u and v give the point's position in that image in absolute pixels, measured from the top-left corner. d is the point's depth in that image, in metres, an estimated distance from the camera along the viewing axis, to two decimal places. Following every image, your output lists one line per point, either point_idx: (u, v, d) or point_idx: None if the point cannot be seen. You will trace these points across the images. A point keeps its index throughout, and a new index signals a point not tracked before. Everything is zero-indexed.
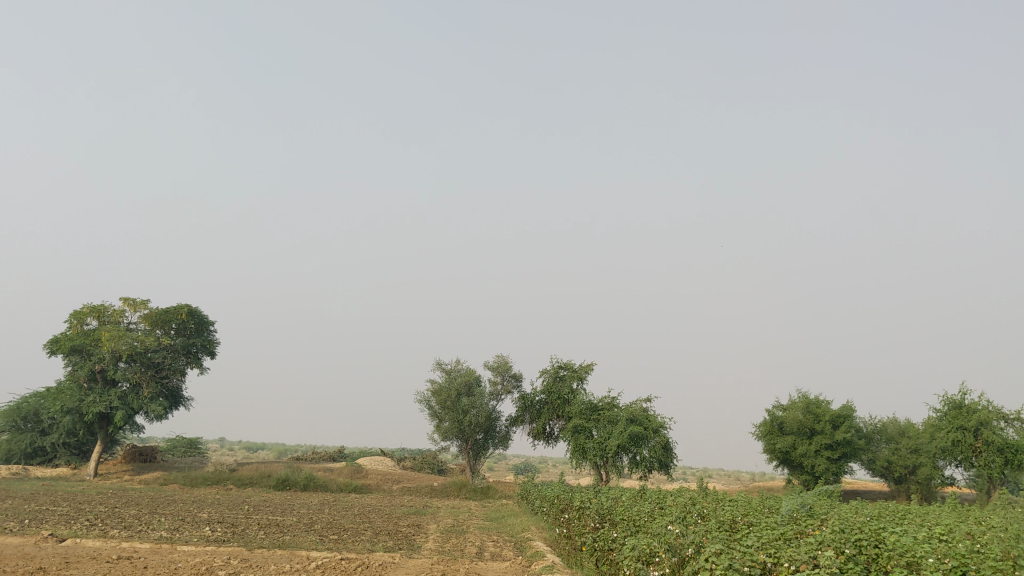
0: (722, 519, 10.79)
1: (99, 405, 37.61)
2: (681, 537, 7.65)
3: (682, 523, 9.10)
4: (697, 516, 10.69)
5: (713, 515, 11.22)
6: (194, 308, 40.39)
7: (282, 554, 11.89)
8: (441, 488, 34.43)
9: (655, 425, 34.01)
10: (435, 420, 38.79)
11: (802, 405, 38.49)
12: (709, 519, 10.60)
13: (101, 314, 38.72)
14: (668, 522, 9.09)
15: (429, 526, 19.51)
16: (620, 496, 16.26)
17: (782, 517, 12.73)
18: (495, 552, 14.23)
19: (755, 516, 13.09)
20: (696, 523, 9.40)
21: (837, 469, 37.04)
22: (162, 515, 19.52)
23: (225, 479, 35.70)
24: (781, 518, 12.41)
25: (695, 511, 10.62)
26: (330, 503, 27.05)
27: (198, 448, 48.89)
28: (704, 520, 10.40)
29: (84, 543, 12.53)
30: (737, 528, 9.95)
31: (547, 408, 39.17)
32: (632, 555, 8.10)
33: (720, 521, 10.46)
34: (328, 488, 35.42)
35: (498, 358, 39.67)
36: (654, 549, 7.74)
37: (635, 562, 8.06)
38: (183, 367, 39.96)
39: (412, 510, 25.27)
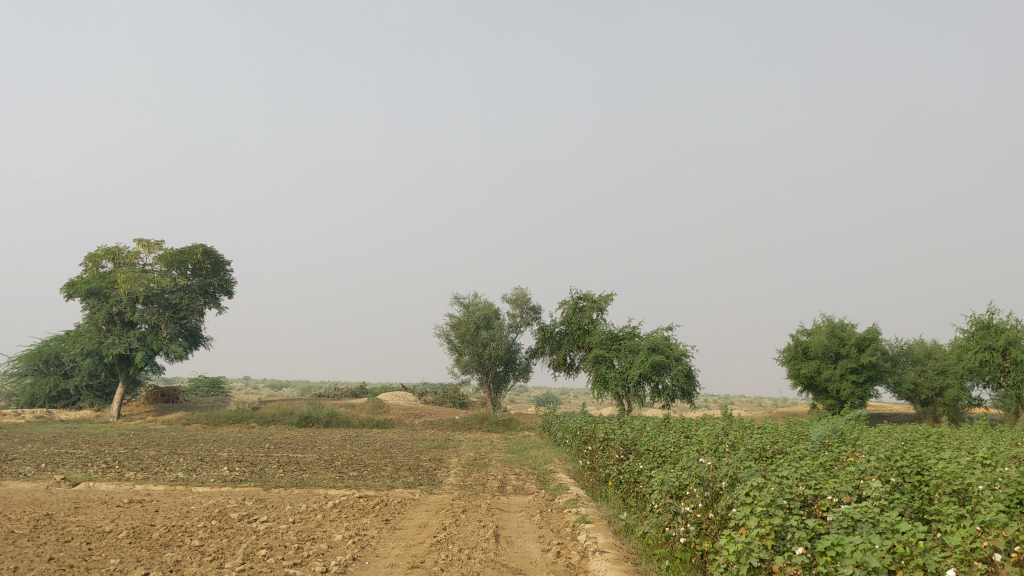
0: (755, 449, 10.33)
1: (119, 347, 37.59)
2: (714, 469, 7.10)
3: (715, 455, 8.60)
4: (726, 445, 10.25)
5: (742, 445, 10.75)
6: (209, 248, 40.06)
7: (299, 494, 11.53)
8: (463, 422, 34.33)
9: (677, 353, 33.60)
10: (455, 354, 38.58)
11: (827, 328, 37.98)
12: (742, 449, 10.10)
13: (117, 256, 38.46)
14: (698, 455, 8.61)
15: (451, 460, 19.25)
16: (644, 427, 15.88)
17: (814, 445, 12.30)
18: (518, 485, 13.86)
19: (787, 444, 12.60)
20: (726, 453, 8.95)
21: (862, 393, 36.63)
22: (181, 455, 19.38)
23: (247, 418, 35.70)
24: (812, 445, 11.98)
25: (724, 441, 10.20)
26: (351, 440, 26.98)
27: (220, 387, 49.10)
28: (736, 451, 9.92)
29: (98, 486, 12.25)
30: (769, 458, 9.51)
31: (567, 339, 38.82)
32: (662, 489, 7.60)
33: (753, 451, 9.97)
34: (350, 424, 35.42)
35: (517, 290, 39.25)
36: (685, 483, 7.21)
37: (664, 495, 7.52)
38: (201, 307, 39.81)
39: (433, 444, 25.13)
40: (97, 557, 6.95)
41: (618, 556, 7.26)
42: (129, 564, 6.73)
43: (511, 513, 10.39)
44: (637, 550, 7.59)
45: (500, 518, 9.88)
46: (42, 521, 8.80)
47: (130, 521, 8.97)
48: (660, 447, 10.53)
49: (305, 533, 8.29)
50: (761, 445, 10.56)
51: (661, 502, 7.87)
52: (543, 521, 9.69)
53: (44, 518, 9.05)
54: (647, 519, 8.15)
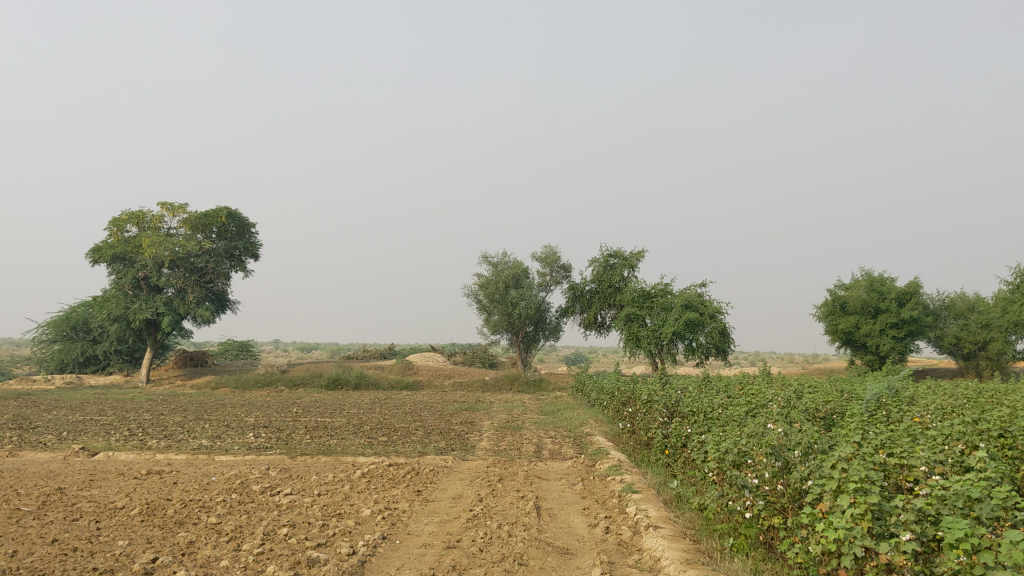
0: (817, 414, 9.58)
1: (145, 312, 37.31)
2: (785, 436, 6.30)
3: (780, 419, 7.83)
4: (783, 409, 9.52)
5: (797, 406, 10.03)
6: (234, 211, 39.53)
7: (325, 462, 10.96)
8: (493, 382, 33.81)
9: (711, 309, 32.78)
10: (484, 314, 38.00)
11: (865, 282, 36.96)
12: (800, 413, 9.34)
13: (141, 220, 38.04)
14: (759, 419, 7.84)
15: (483, 423, 18.69)
16: (686, 387, 15.20)
17: (872, 404, 11.57)
18: (555, 449, 13.23)
19: (841, 403, 11.89)
20: (787, 416, 8.20)
21: (902, 348, 35.76)
22: (207, 421, 18.93)
23: (276, 381, 35.41)
24: (870, 405, 11.26)
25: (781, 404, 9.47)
26: (380, 402, 26.48)
27: (249, 350, 48.92)
28: (795, 415, 9.18)
29: (117, 455, 11.74)
30: (831, 421, 8.76)
31: (598, 298, 38.06)
32: (721, 457, 6.83)
33: (814, 416, 9.20)
34: (380, 386, 35.02)
35: (546, 248, 38.47)
36: (750, 451, 6.42)
37: (725, 465, 6.73)
38: (227, 271, 39.42)
39: (464, 405, 24.57)
40: (104, 539, 6.34)
41: (674, 533, 6.56)
42: (138, 546, 6.13)
43: (550, 482, 9.72)
44: (694, 525, 6.89)
45: (539, 488, 9.22)
46: (52, 497, 8.23)
47: (145, 495, 8.41)
48: (712, 410, 9.83)
49: (331, 508, 7.67)
50: (817, 406, 9.82)
51: (720, 472, 7.13)
52: (585, 491, 9.03)
53: (54, 493, 8.48)
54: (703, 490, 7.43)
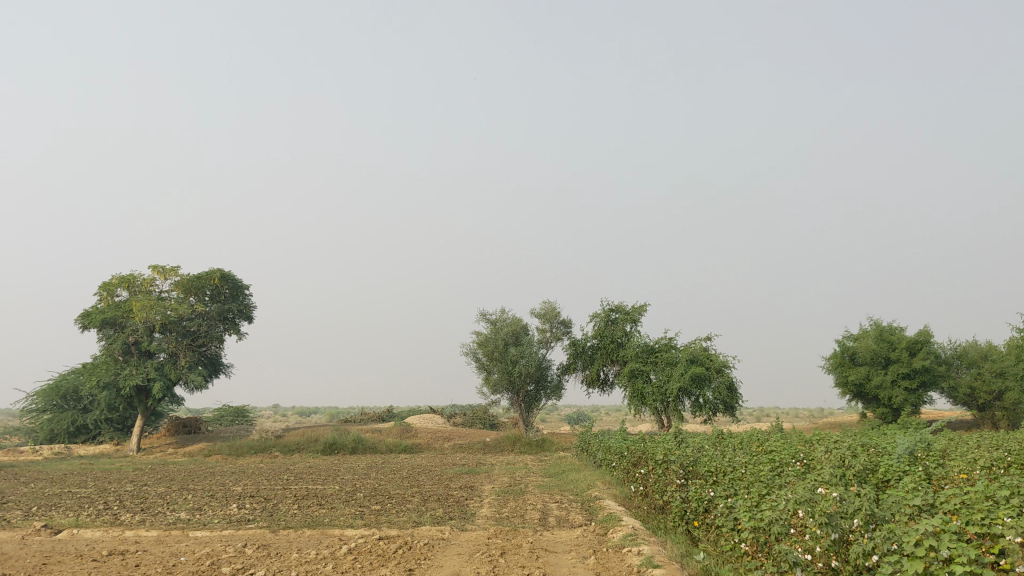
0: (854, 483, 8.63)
1: (136, 378, 36.28)
2: (838, 500, 5.38)
3: (823, 485, 6.89)
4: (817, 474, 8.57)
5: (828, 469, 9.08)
6: (227, 272, 38.76)
7: (310, 536, 9.94)
8: (494, 444, 32.68)
9: (717, 364, 31.85)
10: (484, 373, 36.99)
11: (874, 332, 36.08)
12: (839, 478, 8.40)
13: (132, 284, 37.24)
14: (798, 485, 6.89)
15: (484, 487, 17.62)
16: (700, 445, 14.18)
17: (907, 458, 10.61)
18: (562, 516, 12.17)
19: (872, 458, 10.92)
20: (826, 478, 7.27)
21: (916, 400, 34.75)
22: (192, 491, 17.81)
23: (270, 447, 34.24)
24: (905, 459, 10.31)
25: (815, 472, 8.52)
26: (376, 467, 25.31)
27: (245, 416, 47.71)
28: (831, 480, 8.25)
29: (80, 533, 10.68)
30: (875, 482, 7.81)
31: (601, 354, 37.07)
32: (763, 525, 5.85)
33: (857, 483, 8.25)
34: (377, 450, 33.84)
35: (545, 304, 37.64)
36: (797, 518, 5.46)
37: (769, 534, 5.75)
38: (221, 334, 38.52)
39: (464, 469, 23.41)
40: None
41: None
42: None
43: (560, 555, 8.71)
44: None
45: (546, 563, 8.22)
46: None
47: None
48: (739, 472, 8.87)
49: None
50: (852, 464, 8.88)
51: (758, 543, 6.19)
52: (599, 566, 8.01)
53: None
54: (739, 568, 6.45)
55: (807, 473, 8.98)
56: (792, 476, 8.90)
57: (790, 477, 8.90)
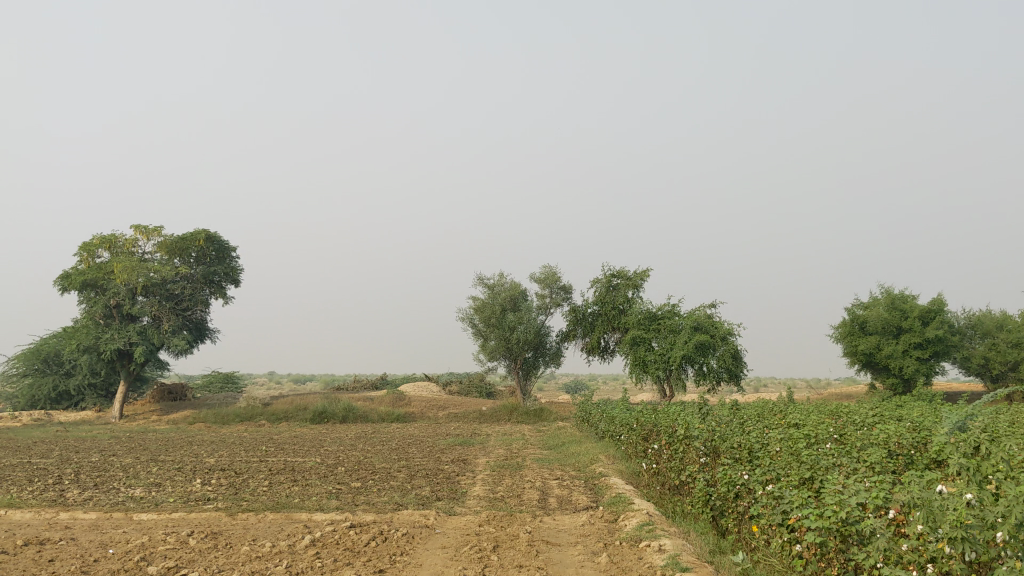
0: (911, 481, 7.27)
1: (117, 342, 34.80)
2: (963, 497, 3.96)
3: (906, 482, 5.47)
4: (870, 463, 7.12)
5: (878, 457, 7.64)
6: (213, 234, 37.25)
7: (271, 522, 8.53)
8: (489, 412, 31.36)
9: (723, 331, 30.45)
10: (480, 340, 35.54)
11: (885, 300, 34.67)
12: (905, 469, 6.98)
13: (113, 244, 35.68)
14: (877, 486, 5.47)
15: (479, 461, 16.26)
16: (717, 415, 12.81)
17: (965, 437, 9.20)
18: (563, 497, 10.73)
19: (918, 438, 9.55)
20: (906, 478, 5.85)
21: (928, 370, 33.39)
22: (161, 463, 16.37)
23: (257, 415, 32.90)
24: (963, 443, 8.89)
25: (869, 464, 7.10)
26: (364, 437, 23.95)
27: (235, 382, 46.33)
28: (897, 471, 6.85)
29: (7, 515, 9.24)
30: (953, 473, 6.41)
31: (602, 321, 35.65)
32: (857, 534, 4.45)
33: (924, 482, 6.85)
34: (369, 419, 32.50)
35: (545, 269, 36.18)
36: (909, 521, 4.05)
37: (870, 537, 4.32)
38: (206, 298, 37.09)
39: (457, 439, 22.05)
40: None
41: None
42: None
43: (563, 550, 7.25)
44: None
45: (549, 561, 6.76)
46: None
47: None
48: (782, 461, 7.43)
49: None
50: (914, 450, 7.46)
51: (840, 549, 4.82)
52: (612, 566, 6.57)
53: None
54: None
55: (856, 460, 7.59)
56: (842, 462, 7.49)
57: (839, 462, 7.49)
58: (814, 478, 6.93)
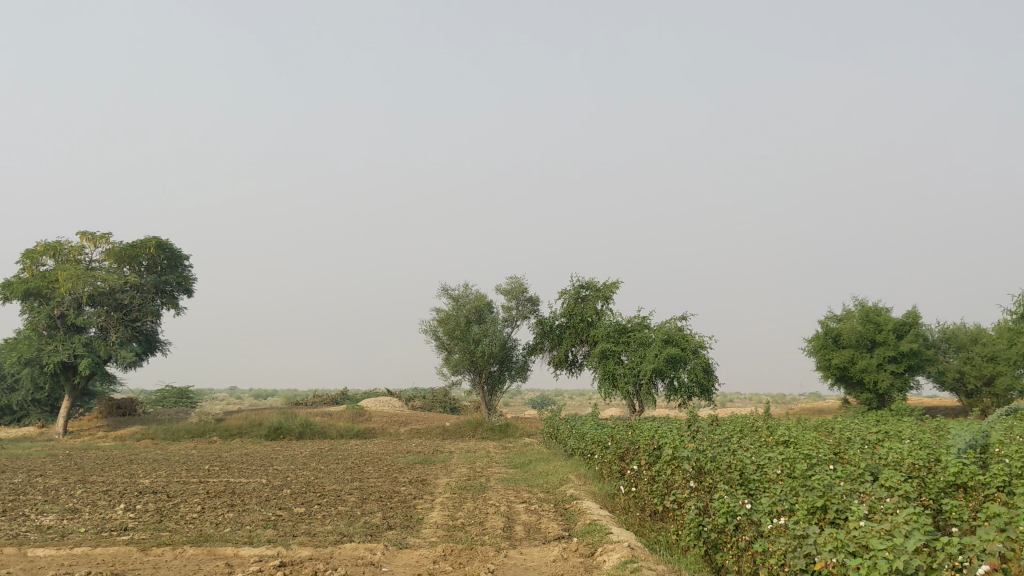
0: (938, 518, 6.22)
1: (61, 354, 33.03)
2: None
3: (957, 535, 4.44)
4: (894, 497, 6.08)
5: (894, 486, 6.61)
6: (164, 242, 35.77)
7: (189, 559, 7.25)
8: (453, 428, 30.08)
9: (694, 344, 29.52)
10: (444, 353, 34.26)
11: (859, 313, 33.93)
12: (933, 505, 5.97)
13: (58, 252, 34.00)
14: (926, 534, 4.42)
15: (440, 481, 15.07)
16: (697, 427, 11.69)
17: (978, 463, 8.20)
18: (532, 524, 9.55)
19: (925, 460, 8.58)
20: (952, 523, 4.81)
21: (902, 384, 32.66)
22: (89, 484, 14.92)
23: (209, 432, 31.30)
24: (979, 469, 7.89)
25: (891, 494, 6.07)
26: (319, 455, 22.59)
27: (189, 397, 44.53)
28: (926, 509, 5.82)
29: None
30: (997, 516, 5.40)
31: (569, 333, 34.55)
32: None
33: (958, 521, 5.78)
34: (327, 435, 31.10)
35: (511, 280, 35.04)
36: None
37: None
38: (157, 308, 35.56)
39: (418, 458, 20.82)
40: None
41: None
42: None
43: None
44: None
45: None
46: None
47: None
48: (786, 490, 6.36)
49: None
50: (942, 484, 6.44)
51: None
52: None
53: None
54: None
55: (876, 487, 6.52)
56: (859, 489, 6.43)
57: (857, 491, 6.42)
58: (832, 512, 5.83)
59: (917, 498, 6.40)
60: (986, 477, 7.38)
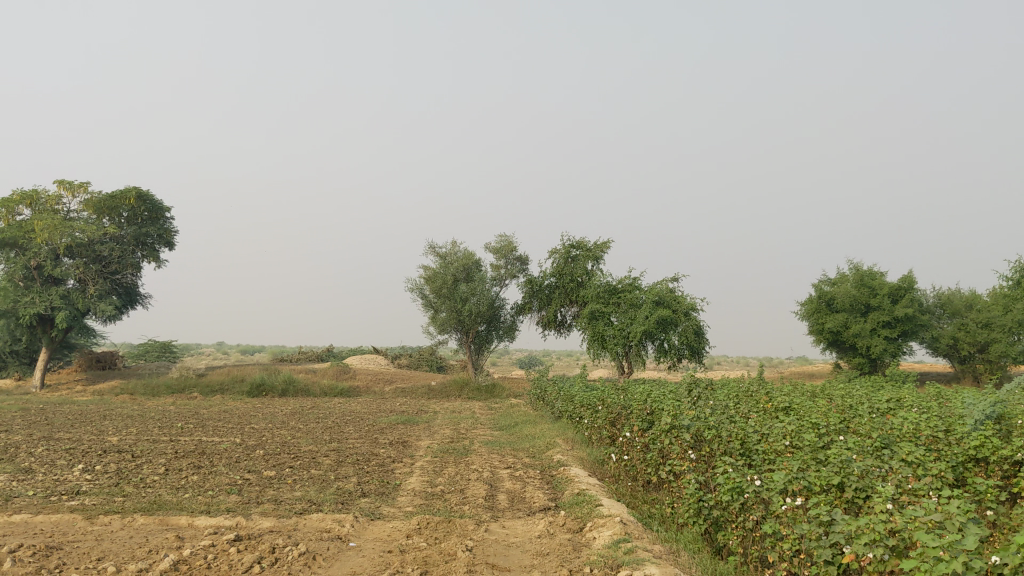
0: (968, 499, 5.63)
1: (38, 306, 32.18)
2: None
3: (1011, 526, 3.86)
4: (919, 478, 5.46)
5: (914, 462, 6.01)
6: (145, 193, 34.85)
7: (139, 531, 6.57)
8: (439, 388, 29.49)
9: (686, 306, 28.90)
10: (431, 311, 33.56)
11: (854, 277, 33.35)
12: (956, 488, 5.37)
13: (35, 201, 33.04)
14: (973, 531, 3.83)
15: (423, 443, 14.47)
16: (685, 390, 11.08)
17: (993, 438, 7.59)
18: (516, 493, 8.88)
19: (937, 430, 7.98)
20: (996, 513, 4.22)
21: (895, 350, 32.14)
22: (55, 441, 14.23)
23: (190, 387, 30.61)
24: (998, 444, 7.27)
25: (915, 473, 5.44)
26: (300, 413, 21.94)
27: (172, 352, 43.81)
28: (956, 492, 5.20)
29: None
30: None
31: (559, 293, 33.88)
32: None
33: (993, 504, 5.17)
34: (310, 393, 30.51)
35: (500, 238, 34.31)
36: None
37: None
38: (137, 261, 34.73)
39: (401, 417, 20.23)
40: None
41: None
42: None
43: None
44: None
45: None
46: None
47: None
48: (799, 467, 5.73)
49: None
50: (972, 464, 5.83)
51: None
52: None
53: None
54: None
55: (899, 464, 5.91)
56: (878, 464, 5.83)
57: (878, 466, 5.82)
58: (851, 491, 5.22)
59: (942, 475, 5.80)
60: (1011, 452, 6.78)
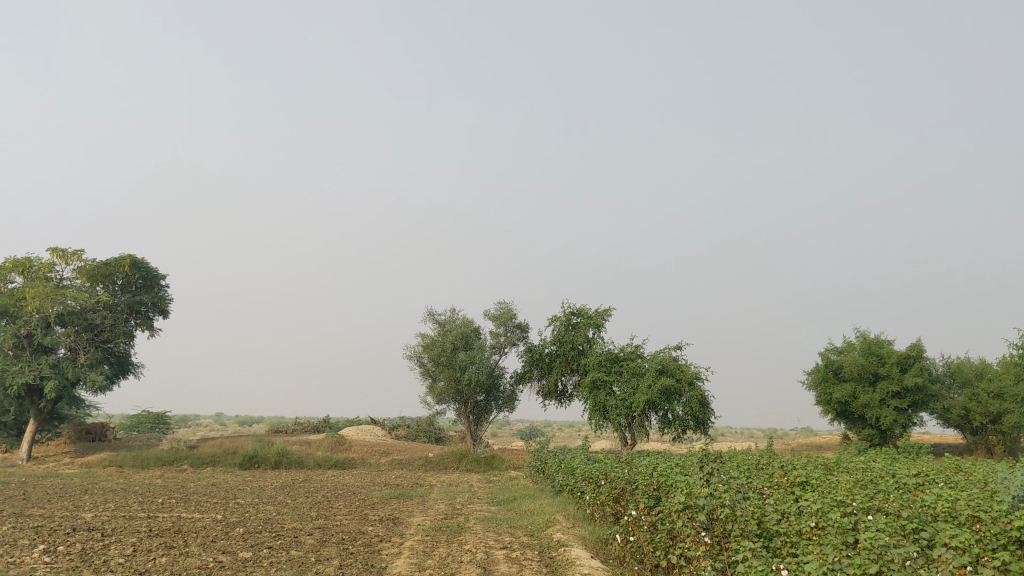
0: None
1: (26, 376, 31.44)
2: None
3: None
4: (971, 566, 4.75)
5: (956, 543, 5.30)
6: (140, 260, 34.42)
7: None
8: (436, 459, 28.60)
9: (689, 376, 28.17)
10: (428, 380, 32.80)
11: (861, 345, 32.66)
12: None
13: (28, 268, 32.56)
14: None
15: (415, 519, 13.67)
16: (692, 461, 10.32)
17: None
18: None
19: (972, 507, 7.25)
20: None
21: (906, 421, 31.26)
22: (27, 518, 13.43)
23: (180, 459, 29.70)
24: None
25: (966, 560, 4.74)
26: (291, 486, 21.07)
27: (165, 423, 42.84)
28: None
29: None
30: None
31: (559, 361, 33.16)
32: None
33: None
34: (304, 465, 29.59)
35: (500, 305, 33.75)
36: None
37: None
38: (130, 329, 34.12)
39: (395, 492, 19.40)
40: None
41: None
42: None
43: None
44: None
45: None
46: None
47: None
48: (831, 552, 5.03)
49: None
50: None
51: None
52: None
53: None
54: None
55: (940, 548, 5.23)
56: (918, 552, 5.14)
57: (917, 554, 5.13)
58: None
59: (990, 563, 5.11)
60: None
